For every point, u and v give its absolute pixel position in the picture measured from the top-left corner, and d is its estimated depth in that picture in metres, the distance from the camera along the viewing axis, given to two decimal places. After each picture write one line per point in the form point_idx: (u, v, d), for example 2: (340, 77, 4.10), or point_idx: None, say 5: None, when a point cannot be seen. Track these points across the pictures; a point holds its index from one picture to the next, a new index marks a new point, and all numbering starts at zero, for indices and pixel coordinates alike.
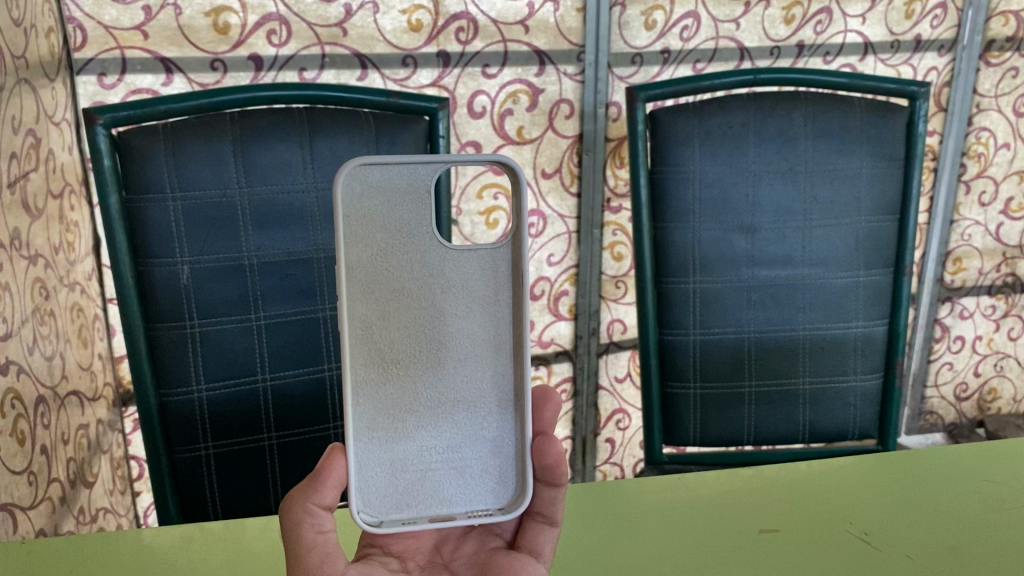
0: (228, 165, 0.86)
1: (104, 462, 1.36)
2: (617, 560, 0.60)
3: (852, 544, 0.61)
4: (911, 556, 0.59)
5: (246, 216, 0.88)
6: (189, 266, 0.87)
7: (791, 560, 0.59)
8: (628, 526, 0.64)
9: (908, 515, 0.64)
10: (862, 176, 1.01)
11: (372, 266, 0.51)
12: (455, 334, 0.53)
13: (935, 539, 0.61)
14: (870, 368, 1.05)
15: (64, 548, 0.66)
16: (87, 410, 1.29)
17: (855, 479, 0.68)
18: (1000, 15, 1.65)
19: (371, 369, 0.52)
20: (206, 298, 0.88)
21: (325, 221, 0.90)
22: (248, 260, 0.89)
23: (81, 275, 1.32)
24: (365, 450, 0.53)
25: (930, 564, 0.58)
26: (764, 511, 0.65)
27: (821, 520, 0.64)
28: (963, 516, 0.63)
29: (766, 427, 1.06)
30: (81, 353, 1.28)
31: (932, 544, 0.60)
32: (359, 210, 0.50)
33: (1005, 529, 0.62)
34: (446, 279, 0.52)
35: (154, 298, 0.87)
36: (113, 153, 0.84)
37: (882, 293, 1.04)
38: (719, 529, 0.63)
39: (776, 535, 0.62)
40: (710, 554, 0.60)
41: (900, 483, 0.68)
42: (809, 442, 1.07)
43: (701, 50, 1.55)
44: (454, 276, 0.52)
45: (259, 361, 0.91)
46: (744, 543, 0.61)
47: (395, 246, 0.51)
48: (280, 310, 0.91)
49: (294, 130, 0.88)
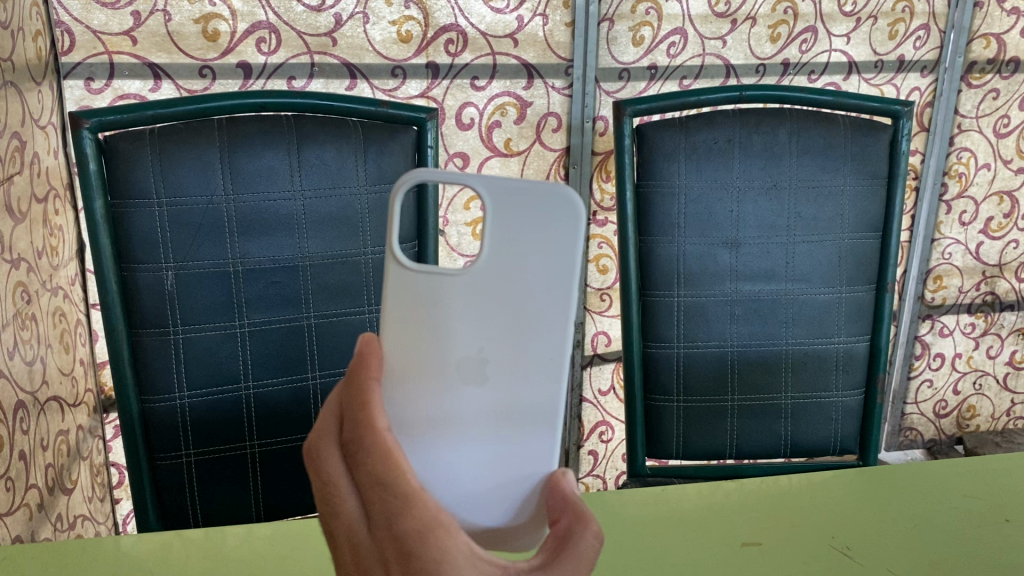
0: (215, 170, 0.86)
1: (83, 469, 1.35)
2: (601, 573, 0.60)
3: (836, 559, 0.61)
4: (894, 571, 0.60)
5: (233, 224, 0.88)
6: (174, 272, 0.87)
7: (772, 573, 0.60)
8: (613, 540, 0.64)
9: (889, 531, 0.64)
10: (846, 194, 1.02)
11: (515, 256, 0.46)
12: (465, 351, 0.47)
13: (918, 555, 0.61)
14: (851, 384, 1.06)
15: (41, 556, 0.65)
16: (67, 416, 1.28)
17: (837, 494, 0.69)
18: (981, 38, 1.67)
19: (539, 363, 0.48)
20: (191, 305, 0.88)
21: (312, 229, 0.91)
22: (233, 266, 0.89)
23: (64, 280, 1.31)
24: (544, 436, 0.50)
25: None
26: (746, 524, 0.65)
27: (804, 534, 0.64)
28: (943, 532, 0.64)
29: (748, 441, 1.07)
30: (62, 358, 1.27)
31: (914, 560, 0.61)
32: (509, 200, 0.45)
33: (985, 545, 0.62)
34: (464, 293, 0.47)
35: (138, 303, 0.87)
36: (98, 158, 0.83)
37: (865, 309, 1.05)
38: (703, 542, 0.63)
39: (759, 548, 0.62)
40: (693, 567, 0.60)
41: (883, 498, 0.68)
42: (791, 456, 1.08)
43: (687, 66, 1.56)
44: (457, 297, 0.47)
45: (243, 368, 0.91)
46: (727, 557, 0.61)
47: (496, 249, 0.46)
48: (264, 317, 0.91)
49: (282, 138, 0.88)
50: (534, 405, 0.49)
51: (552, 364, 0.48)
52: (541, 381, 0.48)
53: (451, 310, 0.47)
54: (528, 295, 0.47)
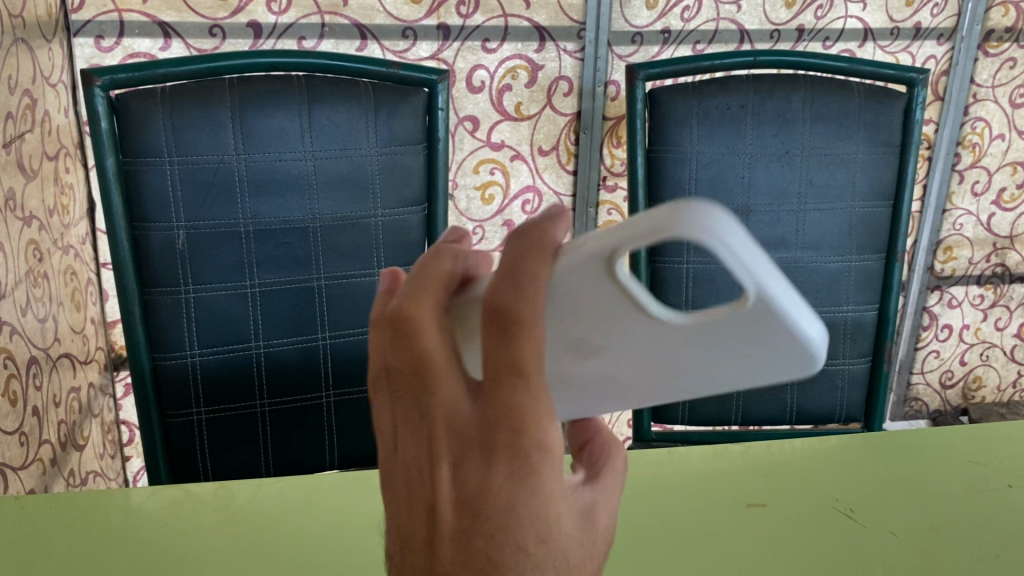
0: (226, 129, 0.86)
1: (94, 425, 1.37)
2: None
3: (837, 520, 0.62)
4: (895, 533, 0.60)
5: (244, 183, 0.88)
6: (184, 231, 0.87)
7: (774, 533, 0.61)
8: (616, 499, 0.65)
9: (891, 494, 0.65)
10: (858, 162, 1.01)
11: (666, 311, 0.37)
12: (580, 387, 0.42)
13: (919, 518, 0.62)
14: (859, 352, 1.06)
15: (55, 506, 0.66)
16: (78, 373, 1.29)
17: (842, 458, 0.69)
18: (1000, 5, 1.64)
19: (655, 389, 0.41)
20: (202, 263, 0.89)
21: (322, 191, 0.91)
22: (244, 226, 0.89)
23: (75, 238, 1.32)
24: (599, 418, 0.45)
25: (914, 542, 0.59)
26: (750, 485, 0.66)
27: (809, 496, 0.64)
28: (945, 496, 0.64)
29: (754, 408, 1.08)
30: (73, 317, 1.28)
31: (915, 523, 0.61)
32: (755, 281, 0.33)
33: (986, 510, 0.63)
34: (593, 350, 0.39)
35: (149, 262, 0.87)
36: (110, 115, 0.83)
37: (873, 277, 1.05)
38: (707, 503, 0.64)
39: (762, 509, 0.63)
40: (697, 528, 0.61)
41: (887, 462, 0.69)
42: (796, 423, 1.09)
43: (701, 31, 1.55)
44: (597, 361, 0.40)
45: (254, 328, 0.91)
46: (729, 518, 0.62)
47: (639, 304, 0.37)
48: (275, 277, 0.91)
49: (293, 98, 0.88)
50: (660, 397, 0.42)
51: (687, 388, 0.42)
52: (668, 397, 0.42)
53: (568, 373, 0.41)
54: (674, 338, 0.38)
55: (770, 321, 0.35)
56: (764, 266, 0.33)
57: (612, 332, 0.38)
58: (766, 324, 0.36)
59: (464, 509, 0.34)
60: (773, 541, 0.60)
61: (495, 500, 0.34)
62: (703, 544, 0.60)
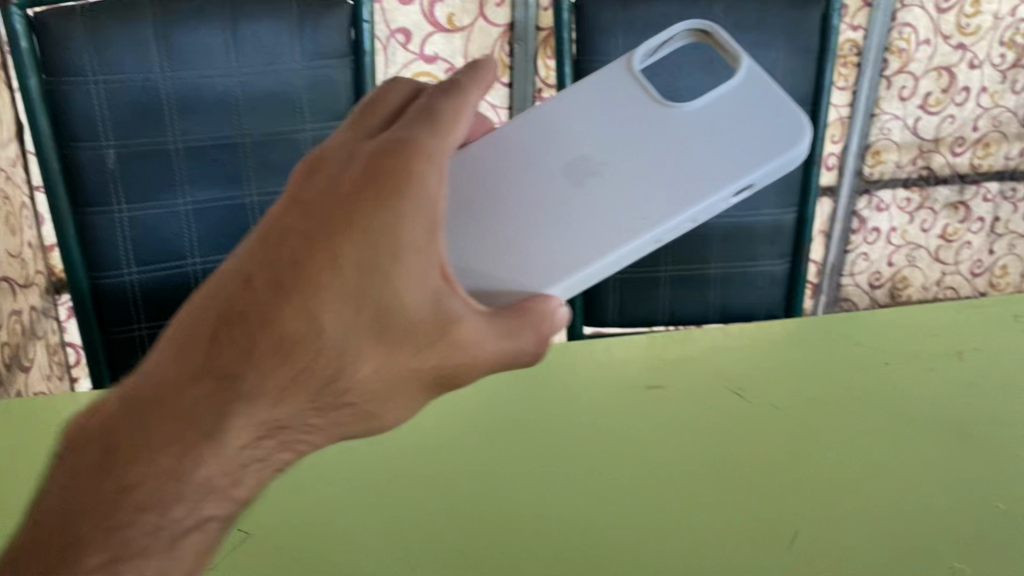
0: (149, 47, 0.86)
1: (39, 347, 1.38)
2: (519, 423, 0.65)
3: (727, 397, 0.66)
4: (778, 406, 0.65)
5: (170, 101, 0.88)
6: (113, 150, 0.88)
7: (671, 415, 0.65)
8: (531, 388, 0.69)
9: (781, 372, 0.69)
10: (777, 69, 1.04)
11: (682, 119, 0.58)
12: (599, 187, 0.56)
13: (802, 394, 0.66)
14: (778, 253, 1.12)
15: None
16: (19, 296, 1.30)
17: (744, 335, 0.73)
18: None
19: (662, 190, 0.55)
20: (131, 181, 0.89)
21: (250, 107, 0.91)
22: (172, 144, 0.90)
23: (6, 162, 1.30)
24: (593, 250, 0.53)
25: (795, 415, 0.64)
26: (653, 364, 0.70)
27: (706, 377, 0.68)
28: (830, 374, 0.68)
29: (681, 309, 1.13)
30: (10, 241, 1.28)
31: (797, 398, 0.66)
32: (746, 84, 0.58)
33: (865, 385, 0.67)
34: (616, 147, 0.58)
35: (81, 181, 0.88)
36: (31, 35, 0.83)
37: (793, 182, 1.09)
38: (611, 384, 0.68)
39: (662, 392, 0.67)
40: (601, 412, 0.66)
41: (788, 343, 0.71)
42: (722, 321, 1.14)
43: None
44: (607, 157, 0.57)
45: (188, 244, 0.93)
46: (631, 399, 0.67)
47: (660, 113, 0.58)
48: (207, 194, 0.93)
49: (215, 14, 0.88)
50: (662, 203, 0.55)
51: (687, 186, 0.55)
52: (671, 199, 0.55)
53: (592, 169, 0.57)
54: (681, 132, 0.57)
55: (749, 97, 0.58)
56: (748, 66, 0.59)
57: (639, 137, 0.58)
58: (742, 109, 0.57)
59: (303, 204, 0.42)
60: (673, 420, 0.65)
61: (365, 179, 0.42)
62: (606, 427, 0.65)
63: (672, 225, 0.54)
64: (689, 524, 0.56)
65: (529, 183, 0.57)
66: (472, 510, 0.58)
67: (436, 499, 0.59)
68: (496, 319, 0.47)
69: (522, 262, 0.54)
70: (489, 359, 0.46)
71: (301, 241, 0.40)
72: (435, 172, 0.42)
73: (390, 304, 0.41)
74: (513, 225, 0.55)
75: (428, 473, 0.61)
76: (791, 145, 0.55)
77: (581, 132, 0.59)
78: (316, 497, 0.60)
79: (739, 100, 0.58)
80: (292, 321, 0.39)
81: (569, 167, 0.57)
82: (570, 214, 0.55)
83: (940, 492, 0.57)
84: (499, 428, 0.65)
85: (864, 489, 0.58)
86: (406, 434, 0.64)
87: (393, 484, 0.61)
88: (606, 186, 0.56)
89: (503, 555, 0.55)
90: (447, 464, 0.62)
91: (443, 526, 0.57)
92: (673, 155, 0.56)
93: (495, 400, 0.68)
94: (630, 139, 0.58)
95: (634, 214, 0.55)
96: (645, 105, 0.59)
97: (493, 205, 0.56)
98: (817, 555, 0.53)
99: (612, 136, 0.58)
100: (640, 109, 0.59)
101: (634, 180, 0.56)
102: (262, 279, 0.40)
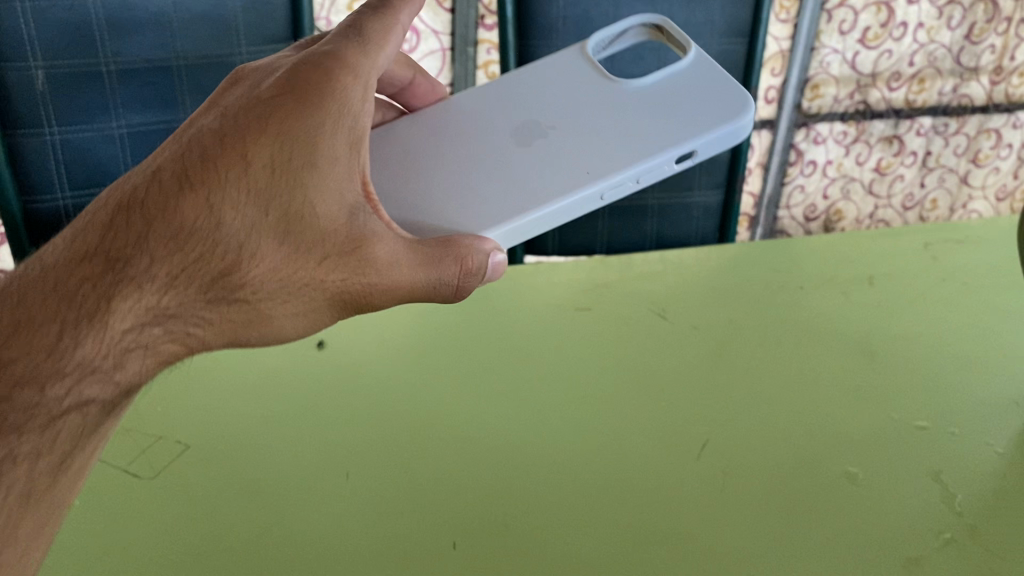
0: None
1: None
2: (446, 344, 0.66)
3: (647, 319, 0.67)
4: (697, 327, 0.65)
5: (102, 22, 0.86)
6: (42, 71, 0.86)
7: (594, 335, 0.66)
8: (462, 310, 0.69)
9: (706, 294, 0.69)
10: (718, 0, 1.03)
11: (633, 91, 0.63)
12: (552, 143, 0.60)
13: (721, 313, 0.67)
14: (711, 184, 1.14)
15: None
16: None
17: (673, 262, 0.73)
18: None
19: (610, 146, 0.60)
20: (63, 104, 0.88)
21: (184, 29, 0.89)
22: (105, 65, 0.88)
23: None
24: (544, 198, 0.57)
25: (712, 335, 0.64)
26: (582, 289, 0.71)
27: (631, 303, 0.69)
28: (747, 295, 0.68)
29: (617, 239, 1.16)
30: None
31: (717, 317, 0.66)
32: (694, 63, 0.64)
33: (783, 305, 0.67)
34: (569, 114, 0.63)
35: (10, 103, 0.86)
36: None
37: None
38: (540, 306, 0.69)
39: (587, 314, 0.68)
40: (526, 334, 0.66)
41: (714, 270, 0.72)
42: (657, 249, 1.18)
43: None
44: (561, 122, 0.62)
45: (123, 168, 0.93)
46: (557, 320, 0.68)
47: (610, 86, 0.64)
48: (141, 118, 0.92)
49: None
50: (612, 156, 0.59)
51: (635, 142, 0.59)
52: (621, 154, 0.59)
53: (547, 131, 0.62)
54: (631, 100, 0.63)
55: (697, 74, 0.64)
56: (695, 50, 0.65)
57: (591, 104, 0.63)
58: (691, 81, 0.63)
59: (228, 109, 0.46)
60: (594, 341, 0.65)
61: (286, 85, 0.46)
62: (528, 348, 0.65)
63: (622, 179, 0.58)
64: (593, 439, 0.56)
65: (489, 144, 0.62)
66: (385, 438, 0.58)
67: (352, 420, 0.59)
68: (414, 242, 0.49)
69: (477, 211, 0.57)
70: (405, 278, 0.48)
71: (214, 141, 0.44)
72: (354, 85, 0.47)
73: (298, 209, 0.45)
74: (472, 181, 0.59)
75: (351, 394, 0.61)
76: (741, 114, 0.59)
77: (539, 100, 0.64)
78: (239, 414, 0.60)
79: (687, 74, 0.64)
80: (194, 209, 0.43)
81: (525, 131, 0.62)
82: (524, 166, 0.59)
83: (842, 406, 0.57)
84: (424, 347, 0.65)
85: (769, 400, 0.58)
86: (335, 357, 0.65)
87: (316, 404, 0.60)
88: (558, 145, 0.60)
89: (409, 477, 0.55)
90: (367, 393, 0.62)
91: (359, 444, 0.57)
92: (621, 119, 0.61)
93: (425, 325, 0.68)
94: (583, 106, 0.63)
95: (586, 168, 0.58)
96: (598, 82, 0.65)
97: (454, 165, 0.60)
98: (714, 464, 0.54)
99: (565, 106, 0.64)
100: (592, 83, 0.65)
101: (584, 138, 0.61)
102: (179, 167, 0.44)
